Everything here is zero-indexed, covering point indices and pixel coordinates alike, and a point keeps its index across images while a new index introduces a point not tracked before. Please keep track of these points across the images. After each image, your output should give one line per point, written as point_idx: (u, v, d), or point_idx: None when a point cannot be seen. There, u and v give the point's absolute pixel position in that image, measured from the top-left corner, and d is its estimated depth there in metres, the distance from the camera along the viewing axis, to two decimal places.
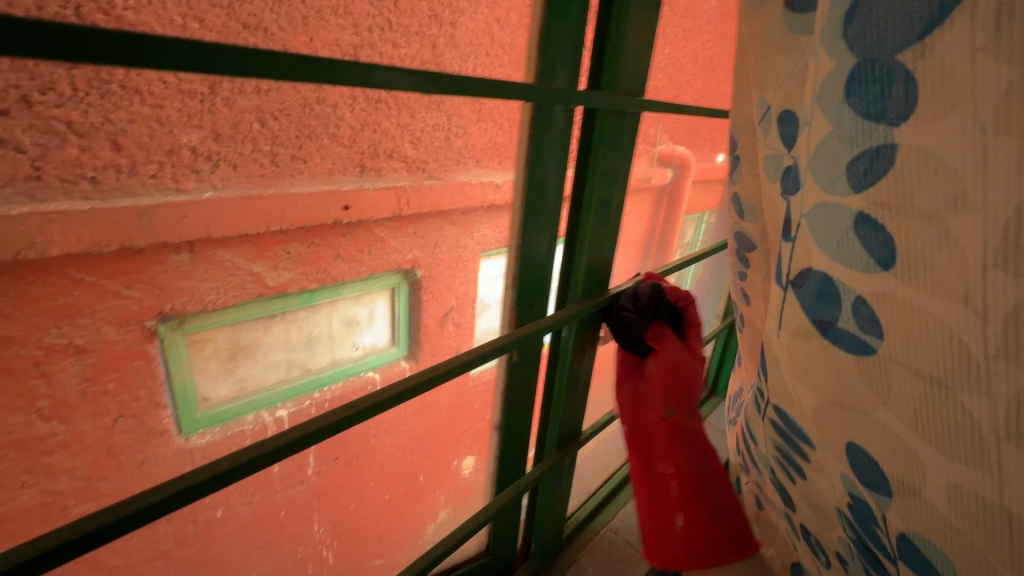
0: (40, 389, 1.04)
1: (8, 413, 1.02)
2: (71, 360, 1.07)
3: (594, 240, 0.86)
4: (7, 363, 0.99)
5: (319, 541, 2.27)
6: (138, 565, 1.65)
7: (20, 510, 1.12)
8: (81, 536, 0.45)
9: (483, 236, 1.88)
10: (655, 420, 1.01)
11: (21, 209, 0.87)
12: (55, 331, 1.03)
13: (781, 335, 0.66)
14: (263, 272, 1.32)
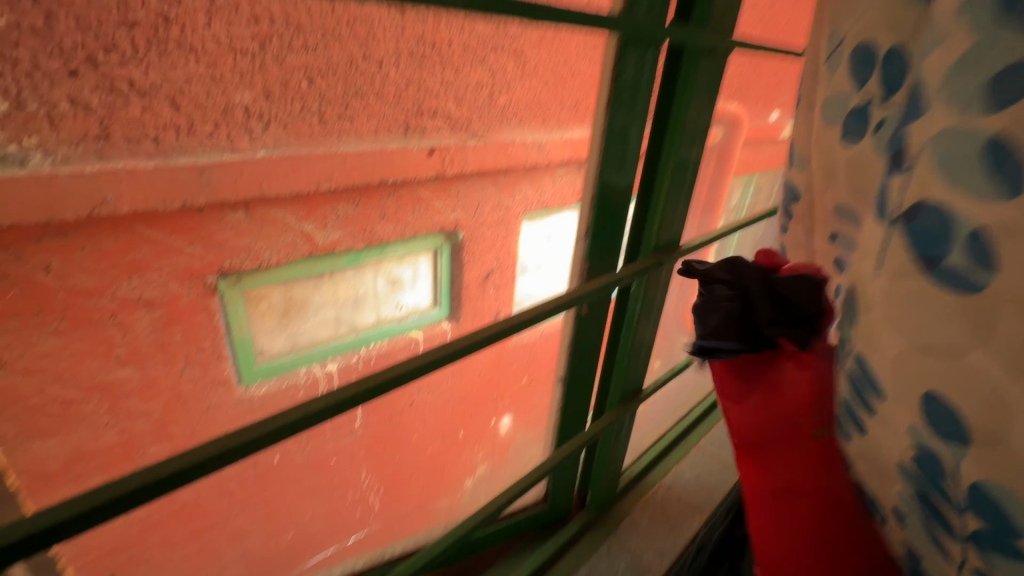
0: (116, 338, 1.19)
1: (91, 358, 1.18)
2: (142, 311, 1.20)
3: (671, 196, 0.81)
4: (89, 313, 1.13)
5: (367, 488, 2.39)
6: (206, 499, 1.78)
7: (104, 446, 1.29)
8: (195, 461, 0.53)
9: (524, 199, 1.80)
10: (810, 435, 0.72)
11: (93, 169, 0.95)
12: (127, 284, 1.15)
13: (878, 270, 0.58)
14: (313, 232, 1.36)
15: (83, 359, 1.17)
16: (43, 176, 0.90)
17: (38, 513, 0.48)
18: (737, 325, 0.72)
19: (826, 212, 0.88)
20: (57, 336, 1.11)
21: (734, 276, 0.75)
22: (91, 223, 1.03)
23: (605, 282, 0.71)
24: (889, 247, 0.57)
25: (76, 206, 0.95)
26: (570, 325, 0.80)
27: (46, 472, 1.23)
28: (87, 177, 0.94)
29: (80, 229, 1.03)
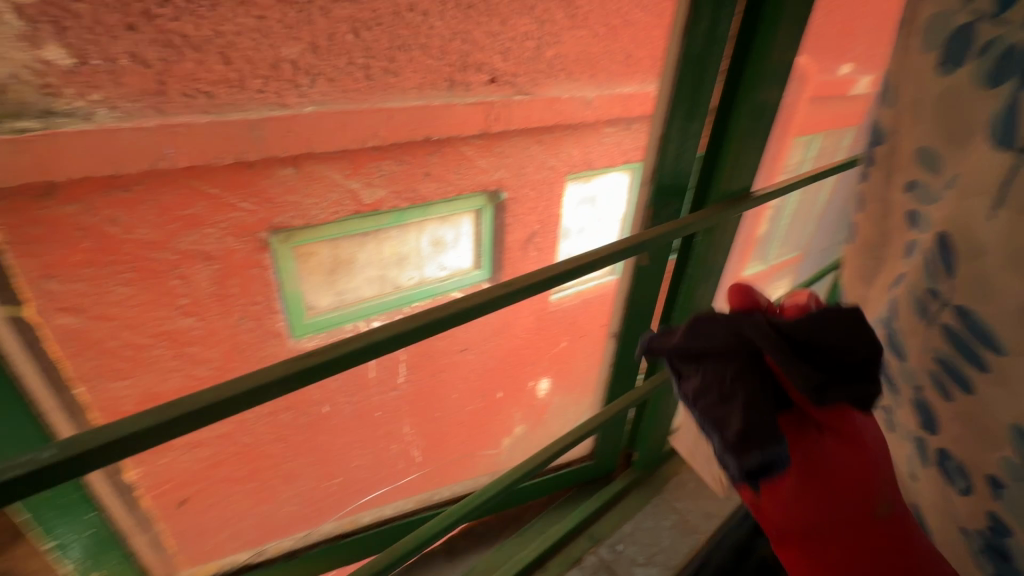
0: (179, 289, 1.24)
1: (157, 308, 1.24)
2: (201, 265, 1.24)
3: (745, 142, 0.74)
4: (154, 265, 1.18)
5: (409, 442, 2.47)
6: (263, 443, 1.89)
7: (174, 388, 1.38)
8: (255, 388, 0.55)
9: (568, 157, 1.77)
10: (863, 509, 0.72)
11: (154, 123, 0.97)
12: (187, 237, 1.19)
13: (992, 217, 0.67)
14: (359, 189, 1.38)
15: (149, 308, 1.23)
16: (109, 129, 0.93)
17: (116, 422, 0.51)
18: (751, 411, 0.64)
19: (907, 155, 0.78)
20: (127, 286, 1.16)
21: (711, 348, 0.68)
22: (153, 176, 1.08)
23: (669, 230, 0.66)
24: (1003, 194, 0.66)
25: (138, 159, 0.99)
26: (630, 274, 0.78)
27: (121, 411, 1.31)
28: (147, 130, 0.97)
29: (143, 180, 1.07)
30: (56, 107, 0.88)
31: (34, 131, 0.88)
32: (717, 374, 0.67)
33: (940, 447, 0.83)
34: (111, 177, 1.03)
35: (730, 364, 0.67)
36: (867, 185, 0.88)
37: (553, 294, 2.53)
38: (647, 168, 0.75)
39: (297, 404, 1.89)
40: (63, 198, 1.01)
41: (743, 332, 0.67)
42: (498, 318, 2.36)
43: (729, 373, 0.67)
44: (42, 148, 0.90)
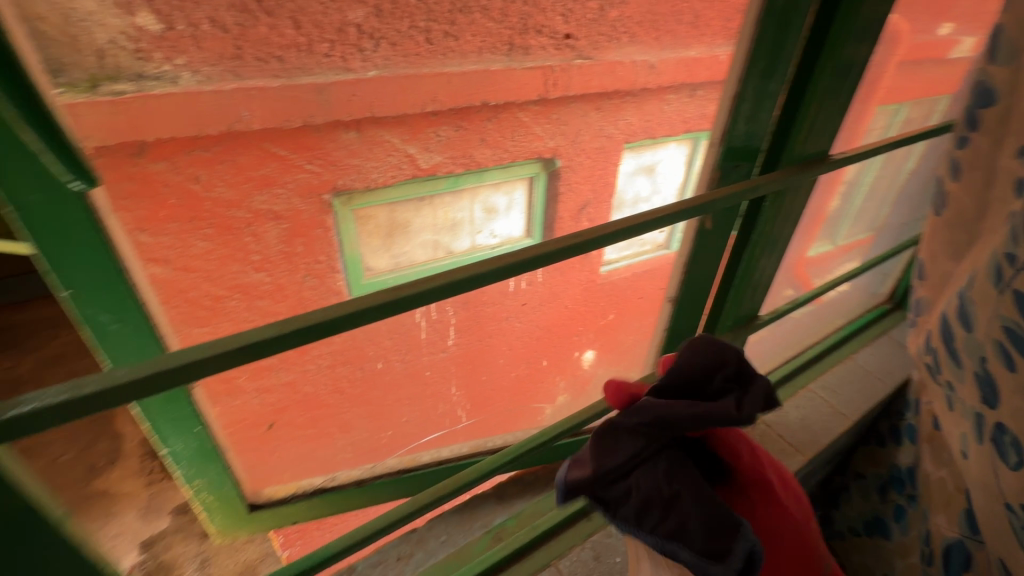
0: (252, 246, 1.35)
1: (233, 262, 1.35)
2: (271, 223, 1.35)
3: (826, 100, 0.68)
4: (231, 222, 1.29)
5: (456, 402, 2.59)
6: (323, 394, 2.01)
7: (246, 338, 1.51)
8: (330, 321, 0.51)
9: (626, 126, 1.79)
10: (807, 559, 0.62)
11: (231, 87, 1.05)
12: (258, 197, 1.29)
13: None
14: (416, 154, 1.44)
15: (226, 263, 1.34)
16: (192, 92, 1.02)
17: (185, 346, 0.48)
18: (689, 502, 0.54)
19: None
20: (206, 241, 1.28)
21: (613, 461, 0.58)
22: (229, 138, 1.17)
23: (738, 190, 0.65)
24: None
25: (218, 120, 1.08)
26: (689, 237, 0.77)
27: None
28: (226, 94, 1.05)
29: (222, 143, 1.18)
30: (146, 71, 0.97)
31: (129, 93, 0.97)
32: (636, 487, 0.56)
33: (998, 423, 0.75)
34: (192, 138, 1.13)
35: (648, 467, 0.57)
36: (965, 151, 0.83)
37: (603, 266, 2.51)
38: (716, 130, 0.71)
39: (354, 360, 1.99)
40: (151, 156, 1.12)
41: (634, 424, 0.59)
42: (546, 288, 2.38)
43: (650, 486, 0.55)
44: (134, 109, 0.98)
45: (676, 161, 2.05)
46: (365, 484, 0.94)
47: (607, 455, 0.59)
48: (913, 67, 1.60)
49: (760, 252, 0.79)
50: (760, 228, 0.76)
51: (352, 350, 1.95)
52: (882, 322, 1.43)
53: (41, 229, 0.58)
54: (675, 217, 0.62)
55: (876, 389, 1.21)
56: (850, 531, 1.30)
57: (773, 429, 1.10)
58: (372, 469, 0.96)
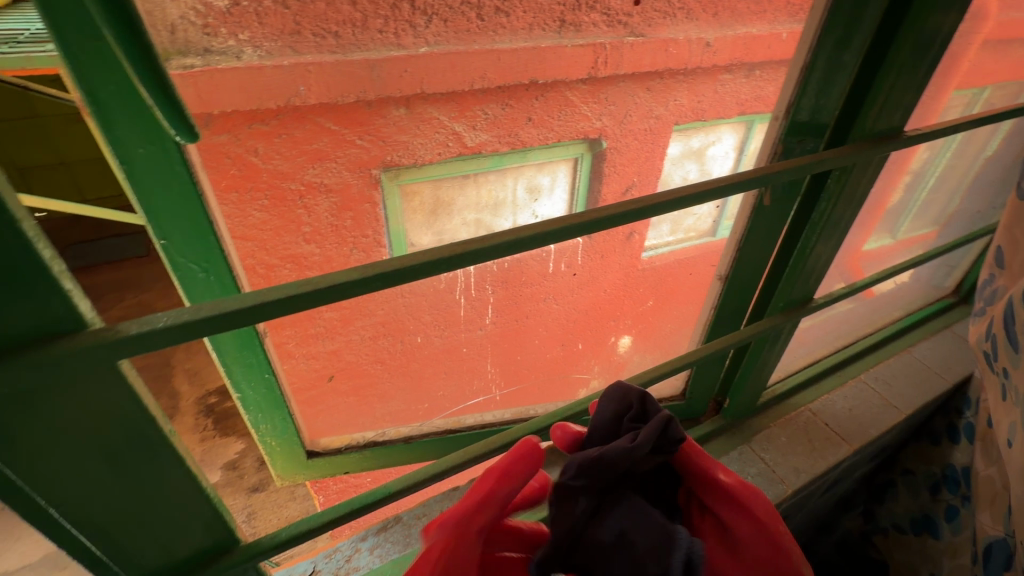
0: (304, 218, 1.49)
1: (286, 234, 1.49)
2: (322, 196, 1.49)
3: (909, 74, 0.63)
4: (284, 193, 1.42)
5: (490, 380, 2.66)
6: (364, 362, 2.06)
7: None
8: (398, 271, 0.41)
9: (677, 106, 1.94)
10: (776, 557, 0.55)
11: (289, 62, 1.19)
12: (311, 170, 1.42)
13: None
14: (463, 132, 1.61)
15: (280, 233, 1.48)
16: (255, 66, 1.15)
17: (176, 316, 0.34)
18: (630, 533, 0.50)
19: None
20: (262, 212, 1.41)
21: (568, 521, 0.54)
22: (286, 112, 1.29)
23: (800, 164, 0.63)
24: None
25: (277, 95, 1.22)
26: (747, 211, 0.76)
27: None
28: (285, 68, 1.19)
29: (280, 117, 1.29)
30: (213, 46, 1.08)
31: (198, 67, 1.07)
32: (596, 538, 0.51)
33: None
34: (253, 111, 1.23)
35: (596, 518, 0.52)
36: None
37: (644, 252, 2.47)
38: (782, 102, 0.70)
39: (395, 332, 2.04)
40: (215, 128, 1.23)
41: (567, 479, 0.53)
42: (585, 271, 2.37)
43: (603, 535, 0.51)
44: (201, 82, 1.09)
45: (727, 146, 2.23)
46: (412, 441, 0.98)
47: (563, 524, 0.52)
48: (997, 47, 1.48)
49: (823, 234, 0.75)
50: (823, 206, 0.73)
51: (394, 323, 2.00)
52: (944, 316, 1.36)
53: (139, 168, 0.54)
54: (733, 188, 0.61)
55: (932, 384, 1.16)
56: (893, 528, 1.27)
57: (818, 417, 1.08)
58: (419, 427, 1.00)
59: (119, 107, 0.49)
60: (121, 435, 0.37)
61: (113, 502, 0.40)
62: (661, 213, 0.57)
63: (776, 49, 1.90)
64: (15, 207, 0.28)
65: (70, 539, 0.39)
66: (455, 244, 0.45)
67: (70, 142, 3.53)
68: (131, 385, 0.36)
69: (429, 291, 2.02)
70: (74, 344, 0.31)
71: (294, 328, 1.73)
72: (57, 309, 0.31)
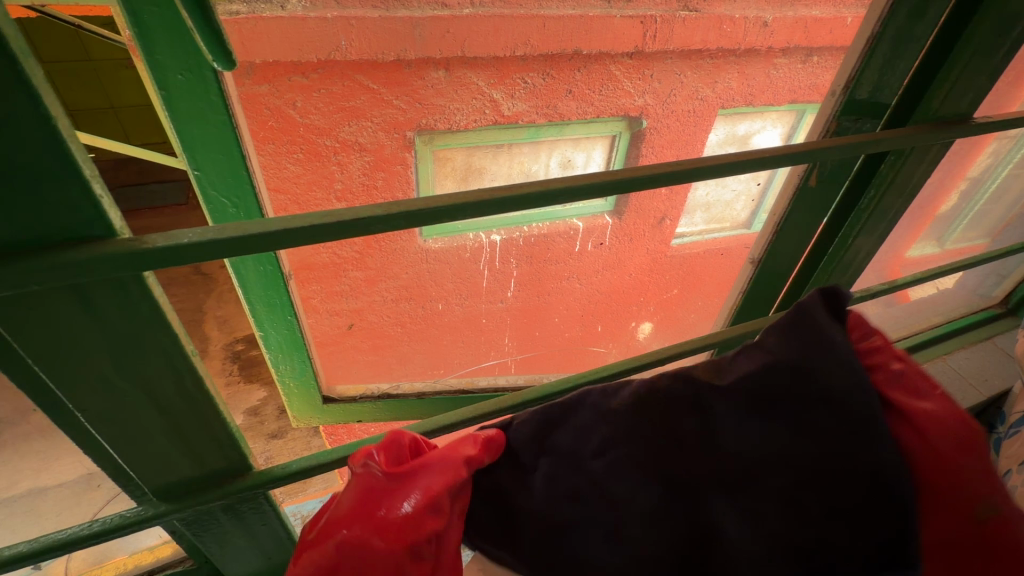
0: (336, 175, 1.49)
1: (318, 190, 1.50)
2: (356, 155, 1.49)
3: (976, 57, 0.58)
4: (320, 149, 1.42)
5: (506, 351, 2.69)
6: (385, 325, 2.09)
7: (323, 261, 1.69)
8: (430, 211, 0.40)
9: (726, 90, 1.85)
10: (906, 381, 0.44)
11: (333, 15, 1.20)
12: (348, 128, 1.42)
13: None
14: (500, 100, 1.58)
15: (312, 188, 1.49)
16: (298, 17, 1.17)
17: (187, 230, 0.34)
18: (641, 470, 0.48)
19: None
20: (297, 165, 1.43)
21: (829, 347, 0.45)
22: (327, 66, 1.29)
23: (852, 142, 0.59)
24: None
25: (318, 48, 1.22)
26: (789, 191, 0.72)
27: None
28: (328, 21, 1.20)
29: (319, 72, 1.29)
30: None
31: (243, 14, 1.13)
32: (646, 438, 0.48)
33: None
34: (293, 64, 1.24)
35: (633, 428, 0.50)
36: None
37: (674, 239, 2.41)
38: (841, 76, 0.63)
39: (418, 297, 2.07)
40: (256, 78, 1.25)
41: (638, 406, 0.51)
42: (612, 254, 2.34)
43: (832, 386, 0.44)
44: (245, 28, 1.15)
45: (772, 135, 2.16)
46: (425, 396, 0.99)
47: (498, 514, 0.53)
48: None
49: (869, 219, 0.71)
50: (872, 193, 0.69)
51: (417, 287, 2.02)
52: (987, 326, 1.29)
53: (177, 95, 0.55)
54: (772, 161, 0.57)
55: (965, 395, 1.10)
56: None
57: None
58: (432, 384, 1.01)
59: (159, 28, 0.49)
60: (144, 347, 0.39)
61: (131, 415, 0.42)
62: (697, 179, 0.54)
63: (838, 34, 1.80)
64: (49, 103, 0.28)
65: (96, 442, 0.42)
66: (480, 191, 0.43)
67: (120, 88, 3.60)
68: (157, 300, 0.37)
69: (453, 260, 2.01)
70: (98, 250, 0.32)
71: (320, 284, 1.75)
72: (84, 215, 0.31)
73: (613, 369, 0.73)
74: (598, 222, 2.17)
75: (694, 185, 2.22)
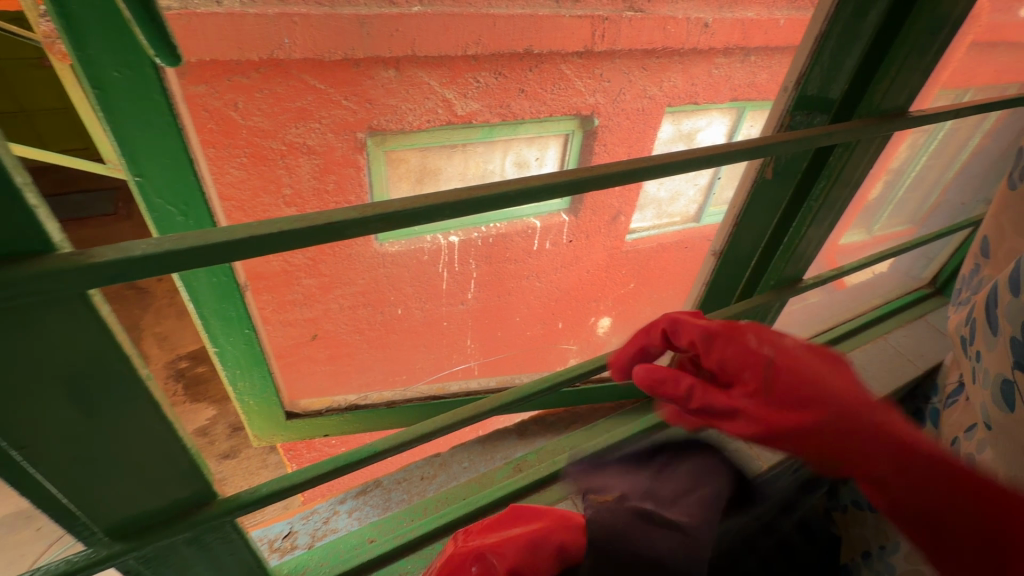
0: (284, 179, 1.43)
1: (266, 195, 1.44)
2: (304, 158, 1.43)
3: (910, 56, 0.63)
4: (265, 153, 1.36)
5: (468, 353, 2.66)
6: (342, 332, 2.03)
7: (274, 269, 1.61)
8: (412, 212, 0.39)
9: (671, 88, 1.91)
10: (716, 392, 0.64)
11: (275, 12, 1.14)
12: (294, 129, 1.36)
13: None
14: (453, 99, 1.55)
15: (258, 193, 1.43)
16: (235, 13, 1.10)
17: (137, 242, 0.31)
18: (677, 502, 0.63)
19: None
20: (240, 169, 1.36)
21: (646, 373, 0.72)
22: (269, 66, 1.22)
23: (808, 136, 0.62)
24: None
25: (259, 46, 1.16)
26: (747, 184, 0.75)
27: None
28: (268, 18, 1.14)
29: (261, 71, 1.23)
30: None
31: (173, 9, 1.05)
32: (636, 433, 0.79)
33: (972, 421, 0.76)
34: (231, 63, 1.17)
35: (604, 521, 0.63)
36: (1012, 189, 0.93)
37: (629, 234, 2.47)
38: (792, 73, 0.66)
39: (376, 303, 2.01)
40: (192, 78, 1.17)
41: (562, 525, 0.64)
42: (569, 251, 2.37)
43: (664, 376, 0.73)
44: (177, 25, 1.07)
45: (716, 131, 2.24)
46: (394, 405, 0.96)
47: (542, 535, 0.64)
48: (975, 53, 1.57)
49: (818, 208, 0.75)
50: (822, 185, 0.73)
51: (375, 293, 1.96)
52: (918, 305, 1.40)
53: (114, 94, 0.50)
54: (736, 154, 0.58)
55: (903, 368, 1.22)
56: None
57: None
58: (401, 393, 0.99)
59: (90, 18, 0.45)
60: (92, 373, 0.35)
61: (79, 449, 0.38)
62: (670, 173, 0.55)
63: (774, 34, 1.89)
64: None
65: (36, 483, 0.38)
66: (459, 191, 0.41)
67: (29, 88, 3.28)
68: (104, 320, 0.33)
69: (411, 263, 1.96)
70: (41, 266, 0.28)
71: (271, 293, 1.67)
72: (15, 227, 0.28)
73: (589, 365, 0.74)
74: (554, 220, 2.19)
75: (645, 182, 2.28)
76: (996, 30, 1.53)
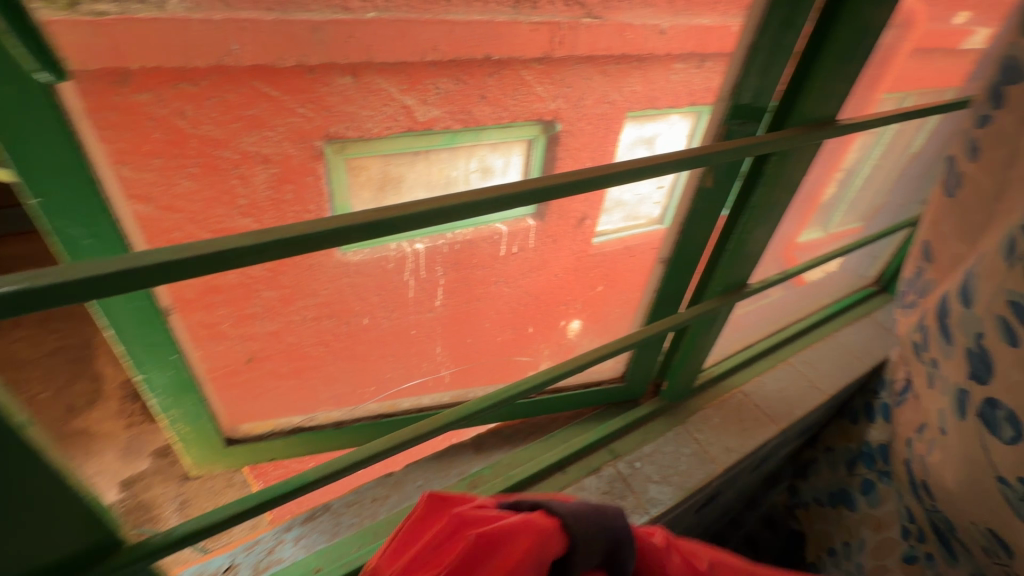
0: (238, 189, 1.41)
1: (220, 206, 1.41)
2: (260, 167, 1.40)
3: (829, 67, 0.71)
4: (216, 162, 1.33)
5: (439, 362, 2.61)
6: (306, 344, 1.97)
7: (231, 282, 1.56)
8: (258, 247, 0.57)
9: (632, 93, 1.91)
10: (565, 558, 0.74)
11: (220, 17, 1.10)
12: (247, 138, 1.33)
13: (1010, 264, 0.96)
14: (413, 106, 1.51)
15: (211, 205, 1.40)
16: (179, 19, 1.07)
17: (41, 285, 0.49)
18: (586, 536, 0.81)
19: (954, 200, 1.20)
20: (191, 180, 1.32)
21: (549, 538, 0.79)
22: (216, 73, 1.19)
23: (741, 145, 0.64)
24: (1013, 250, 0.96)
25: (206, 51, 1.14)
26: (688, 192, 0.77)
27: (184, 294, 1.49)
28: (214, 23, 1.10)
29: (211, 78, 1.20)
30: None
31: (111, 14, 1.00)
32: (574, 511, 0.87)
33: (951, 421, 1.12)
34: (180, 69, 1.15)
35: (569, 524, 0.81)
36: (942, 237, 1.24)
37: (595, 237, 2.41)
38: (728, 80, 0.75)
39: (341, 313, 1.96)
40: (135, 86, 1.12)
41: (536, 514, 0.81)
42: (537, 254, 2.36)
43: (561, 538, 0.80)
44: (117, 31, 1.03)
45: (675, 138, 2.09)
46: None
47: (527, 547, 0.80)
48: (916, 59, 1.65)
49: (759, 214, 0.77)
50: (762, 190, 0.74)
51: (339, 303, 1.91)
52: None
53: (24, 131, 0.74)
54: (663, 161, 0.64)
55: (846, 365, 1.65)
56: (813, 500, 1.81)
57: (750, 399, 1.51)
58: None
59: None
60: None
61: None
62: (612, 179, 0.68)
63: None
64: None
65: None
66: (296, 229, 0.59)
67: None
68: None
69: (375, 272, 1.91)
70: None
71: (227, 307, 1.61)
72: None
73: (542, 374, 0.75)
74: (521, 225, 2.17)
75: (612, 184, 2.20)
76: (933, 38, 1.61)
